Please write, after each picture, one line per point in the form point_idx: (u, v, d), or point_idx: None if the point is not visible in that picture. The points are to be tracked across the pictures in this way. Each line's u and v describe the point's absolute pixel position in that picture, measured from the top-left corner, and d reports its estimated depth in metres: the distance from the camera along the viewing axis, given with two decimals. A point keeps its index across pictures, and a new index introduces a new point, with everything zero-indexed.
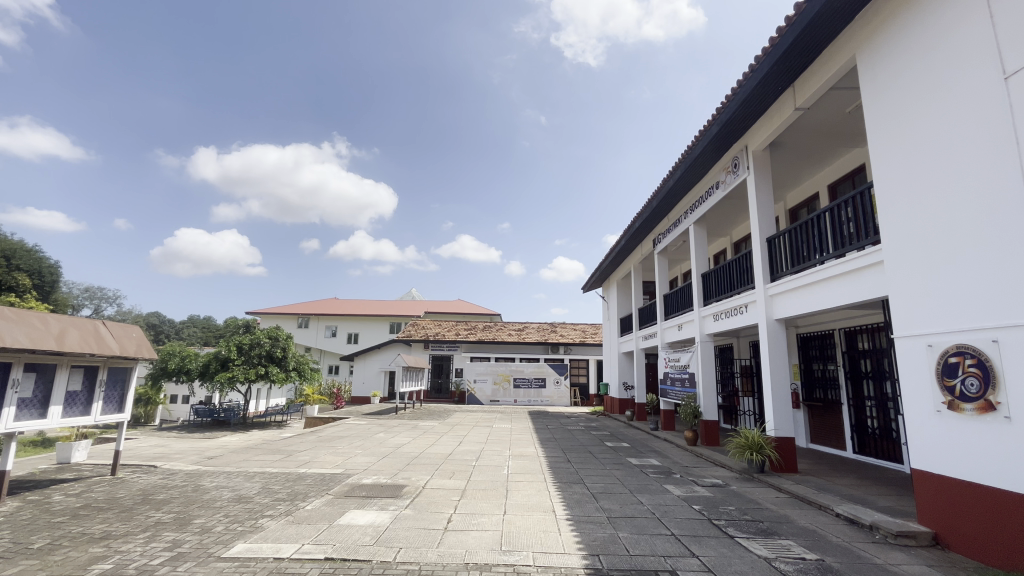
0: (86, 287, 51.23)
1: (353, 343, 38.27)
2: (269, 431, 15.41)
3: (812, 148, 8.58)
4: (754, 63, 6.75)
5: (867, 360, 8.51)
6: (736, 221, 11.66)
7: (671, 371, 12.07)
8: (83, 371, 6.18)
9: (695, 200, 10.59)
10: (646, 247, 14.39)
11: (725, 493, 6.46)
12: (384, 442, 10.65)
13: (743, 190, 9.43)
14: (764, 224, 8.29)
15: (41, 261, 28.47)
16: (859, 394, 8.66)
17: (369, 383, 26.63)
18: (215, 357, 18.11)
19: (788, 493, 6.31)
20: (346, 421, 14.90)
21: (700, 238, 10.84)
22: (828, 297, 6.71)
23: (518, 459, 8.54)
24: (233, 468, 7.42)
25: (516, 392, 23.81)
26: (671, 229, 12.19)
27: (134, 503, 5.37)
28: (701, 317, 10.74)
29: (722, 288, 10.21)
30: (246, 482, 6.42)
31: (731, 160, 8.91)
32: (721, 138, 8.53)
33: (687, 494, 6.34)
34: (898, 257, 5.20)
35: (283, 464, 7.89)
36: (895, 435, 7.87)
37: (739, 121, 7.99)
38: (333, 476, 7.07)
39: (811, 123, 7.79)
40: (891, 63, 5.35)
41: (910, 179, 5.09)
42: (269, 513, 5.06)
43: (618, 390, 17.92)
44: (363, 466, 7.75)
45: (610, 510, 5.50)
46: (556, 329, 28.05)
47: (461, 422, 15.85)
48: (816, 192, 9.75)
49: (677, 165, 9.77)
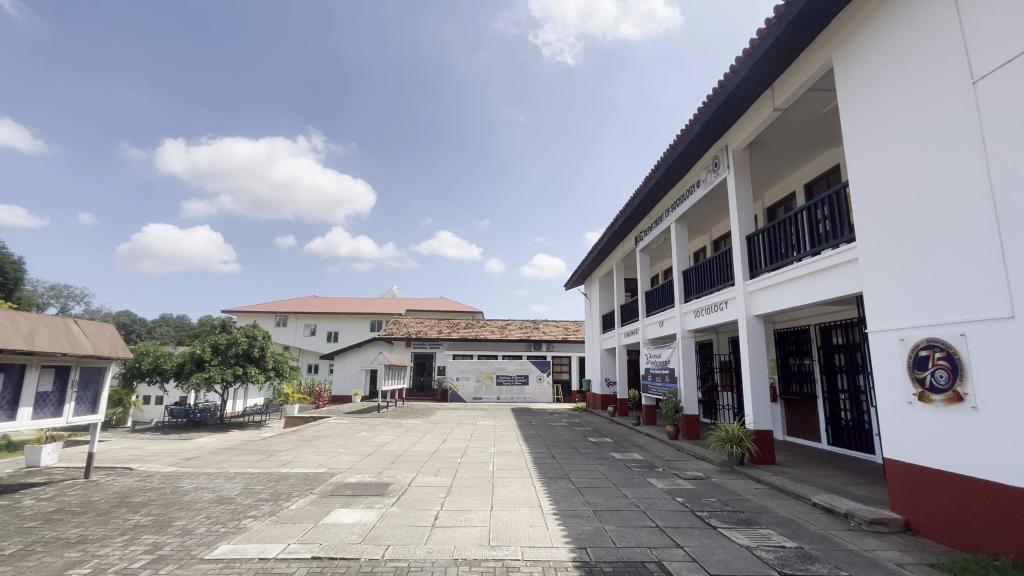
0: (50, 285, 49.27)
1: (333, 342, 37.72)
2: (247, 431, 15.16)
3: (790, 148, 8.80)
4: (735, 63, 6.85)
5: (842, 354, 8.77)
6: (716, 219, 11.91)
7: (652, 366, 12.26)
8: (54, 371, 5.95)
9: (676, 199, 10.75)
10: (628, 245, 14.57)
11: (708, 485, 6.61)
12: (367, 440, 10.59)
13: (723, 189, 9.60)
14: (744, 221, 8.47)
15: (2, 257, 27.34)
16: (833, 387, 8.95)
17: (349, 382, 26.32)
18: (191, 358, 17.73)
19: (767, 484, 6.47)
20: (327, 421, 14.74)
21: (681, 236, 11.03)
22: (805, 293, 6.90)
23: (503, 456, 8.57)
24: (213, 469, 7.27)
25: (500, 390, 23.86)
26: (653, 227, 12.37)
27: (110, 506, 5.21)
28: (682, 313, 10.92)
29: (703, 284, 10.40)
30: (227, 483, 6.29)
31: (712, 159, 9.07)
32: (702, 138, 8.65)
33: (670, 487, 6.45)
34: (873, 253, 5.38)
35: (265, 464, 7.78)
36: (867, 426, 8.15)
37: (720, 121, 8.12)
38: (316, 476, 6.99)
39: (789, 124, 8.00)
40: (867, 64, 5.52)
41: (883, 179, 5.28)
42: (252, 514, 4.98)
43: (600, 386, 18.12)
44: (347, 465, 7.69)
45: (596, 503, 5.57)
46: (539, 326, 28.20)
47: (444, 419, 15.82)
48: (793, 191, 10.03)
49: (658, 164, 9.88)
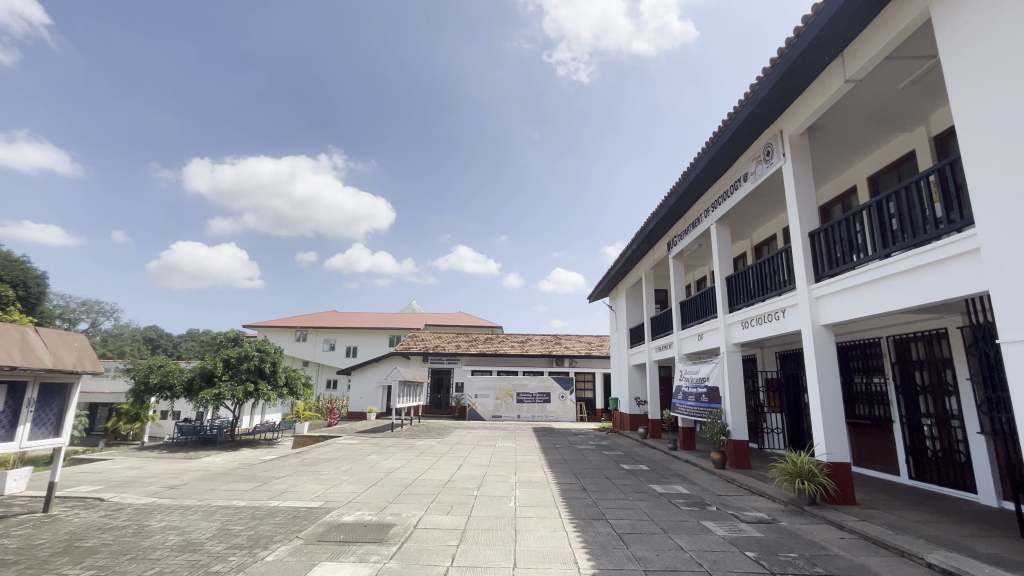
0: (82, 300, 50.53)
1: (351, 357, 37.13)
2: (255, 451, 14.35)
3: (855, 133, 7.71)
4: (802, 25, 5.80)
5: (923, 372, 7.52)
6: (760, 220, 10.79)
7: (687, 384, 11.11)
8: (5, 388, 5.17)
9: (717, 197, 9.68)
10: (659, 252, 13.45)
11: (780, 532, 5.40)
12: (375, 465, 9.58)
13: (774, 182, 8.50)
14: (805, 216, 7.34)
15: (26, 271, 27.53)
16: (913, 411, 7.67)
17: (365, 398, 25.44)
18: (201, 372, 17.16)
19: (856, 533, 5.22)
20: (337, 441, 13.81)
21: (723, 239, 9.95)
22: (895, 298, 5.70)
23: (526, 488, 7.45)
24: (193, 501, 6.33)
25: (520, 408, 22.69)
26: (689, 230, 11.28)
27: (50, 554, 4.29)
28: (727, 325, 9.71)
29: (751, 291, 9.23)
30: (201, 523, 5.33)
31: (763, 148, 7.99)
32: (753, 122, 7.59)
33: (733, 535, 5.25)
34: (1000, 241, 4.21)
35: (255, 495, 6.82)
36: (961, 458, 6.85)
37: (776, 101, 7.07)
38: (309, 512, 5.98)
39: (856, 100, 6.93)
40: (980, 10, 4.42)
41: (1012, 147, 4.13)
42: (215, 570, 3.99)
43: (629, 405, 16.85)
44: (347, 498, 6.67)
45: (646, 559, 4.43)
46: (561, 341, 27.01)
47: (462, 440, 14.71)
48: (854, 185, 8.90)
49: (699, 156, 8.82)
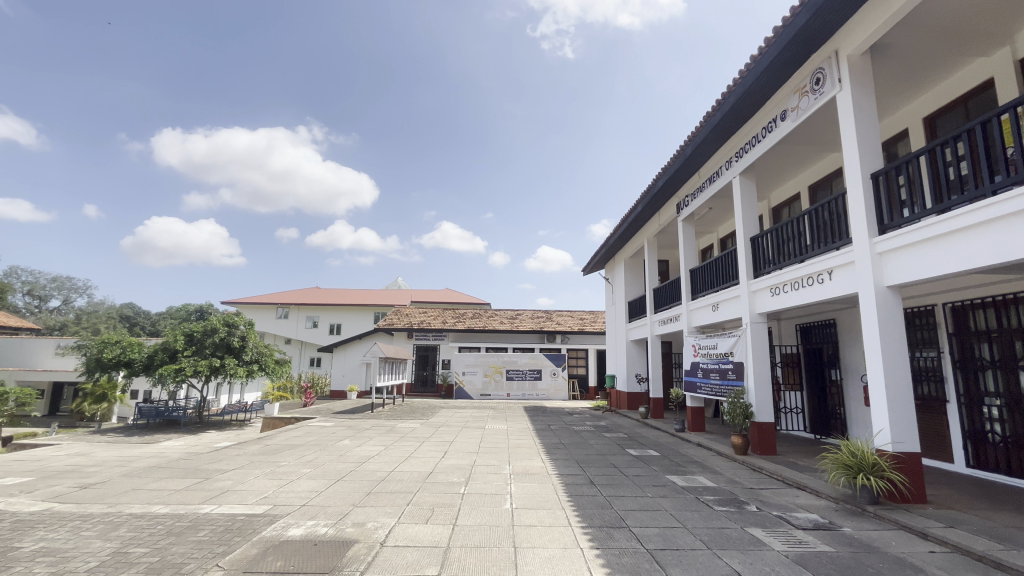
0: (53, 277, 47.92)
1: (335, 334, 35.63)
2: (219, 435, 12.94)
3: (922, 56, 6.36)
4: None
5: (990, 345, 6.38)
6: (786, 174, 9.51)
7: (701, 360, 9.92)
8: None
9: (744, 144, 8.34)
10: (667, 215, 12.11)
11: (854, 545, 4.22)
12: (346, 453, 8.27)
13: (818, 121, 7.16)
14: (865, 154, 6.00)
15: None
16: (975, 389, 6.57)
17: (347, 376, 24.08)
18: (162, 348, 15.59)
19: (950, 545, 4.09)
20: (310, 424, 12.47)
21: (748, 193, 8.64)
22: (989, 250, 4.48)
23: (522, 483, 6.21)
24: (100, 507, 4.95)
25: (510, 385, 21.60)
26: (705, 187, 9.95)
27: None
28: (751, 292, 8.44)
29: (780, 252, 7.96)
30: (94, 544, 3.97)
31: (811, 77, 6.62)
32: (804, 39, 6.20)
33: (796, 550, 4.06)
34: None
35: (187, 496, 5.46)
36: None
37: (838, 8, 5.66)
38: (248, 521, 4.66)
39: (935, 6, 5.54)
40: None
41: None
42: None
43: (627, 382, 15.78)
44: (301, 501, 5.34)
45: None
46: (553, 316, 25.81)
47: (448, 422, 13.45)
48: (907, 127, 7.60)
49: (731, 88, 7.42)
